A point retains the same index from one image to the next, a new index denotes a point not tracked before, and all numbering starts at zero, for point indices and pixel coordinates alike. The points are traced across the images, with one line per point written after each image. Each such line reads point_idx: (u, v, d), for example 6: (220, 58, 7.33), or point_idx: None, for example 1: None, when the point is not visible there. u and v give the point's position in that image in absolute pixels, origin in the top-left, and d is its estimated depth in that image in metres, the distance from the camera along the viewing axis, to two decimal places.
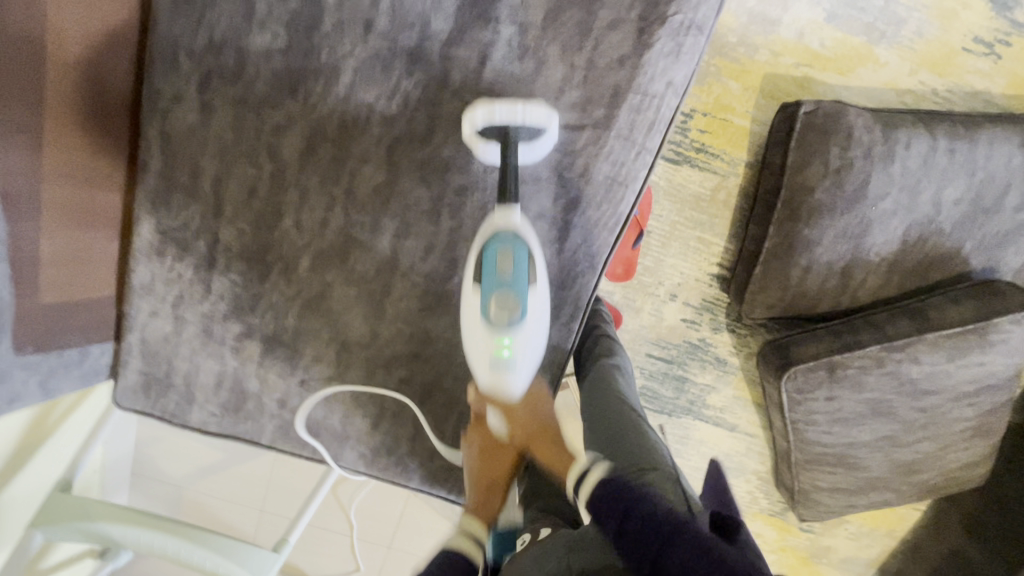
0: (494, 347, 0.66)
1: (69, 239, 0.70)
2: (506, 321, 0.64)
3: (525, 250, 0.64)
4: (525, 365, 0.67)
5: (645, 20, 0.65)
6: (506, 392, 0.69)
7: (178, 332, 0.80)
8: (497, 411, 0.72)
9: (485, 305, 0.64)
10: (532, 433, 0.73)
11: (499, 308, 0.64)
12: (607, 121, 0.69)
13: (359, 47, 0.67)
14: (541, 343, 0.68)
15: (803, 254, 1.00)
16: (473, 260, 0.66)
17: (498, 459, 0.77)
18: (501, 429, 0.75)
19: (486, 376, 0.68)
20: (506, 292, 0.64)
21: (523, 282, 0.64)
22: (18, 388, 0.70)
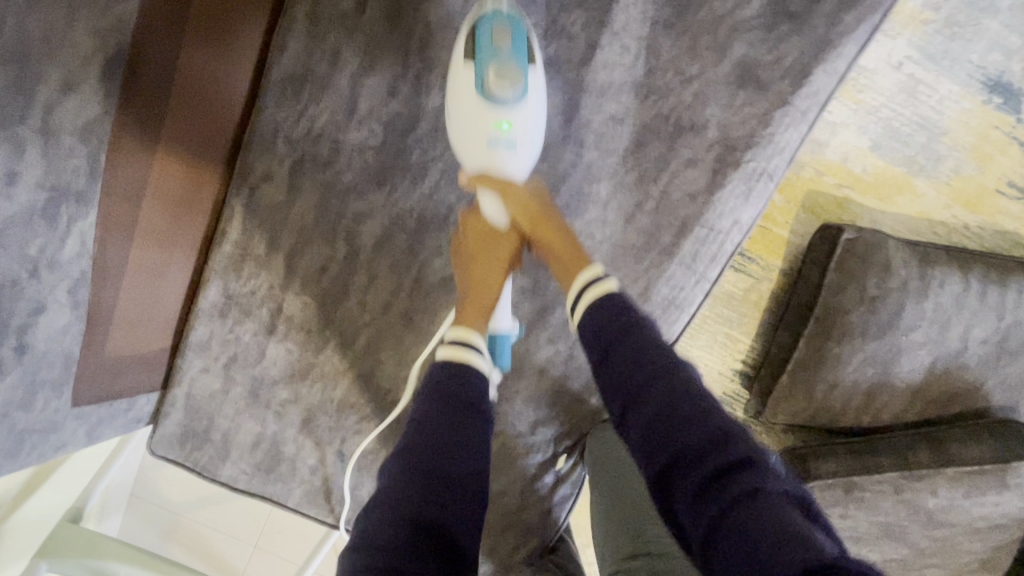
0: (492, 120, 0.61)
1: (138, 299, 0.72)
2: (508, 93, 0.60)
3: (524, 26, 0.61)
4: (524, 151, 0.64)
5: (720, 163, 0.69)
6: (502, 170, 0.64)
7: (226, 390, 0.81)
8: (491, 193, 0.64)
9: (482, 76, 0.59)
10: (536, 217, 0.66)
11: (499, 79, 0.59)
12: (672, 248, 0.72)
13: (448, 153, 0.70)
14: (542, 123, 0.64)
15: (829, 372, 1.04)
16: (465, 35, 0.62)
17: (493, 245, 0.68)
18: (500, 216, 0.66)
19: (479, 158, 0.63)
20: (505, 60, 0.59)
21: (522, 55, 0.61)
22: (67, 436, 0.71)
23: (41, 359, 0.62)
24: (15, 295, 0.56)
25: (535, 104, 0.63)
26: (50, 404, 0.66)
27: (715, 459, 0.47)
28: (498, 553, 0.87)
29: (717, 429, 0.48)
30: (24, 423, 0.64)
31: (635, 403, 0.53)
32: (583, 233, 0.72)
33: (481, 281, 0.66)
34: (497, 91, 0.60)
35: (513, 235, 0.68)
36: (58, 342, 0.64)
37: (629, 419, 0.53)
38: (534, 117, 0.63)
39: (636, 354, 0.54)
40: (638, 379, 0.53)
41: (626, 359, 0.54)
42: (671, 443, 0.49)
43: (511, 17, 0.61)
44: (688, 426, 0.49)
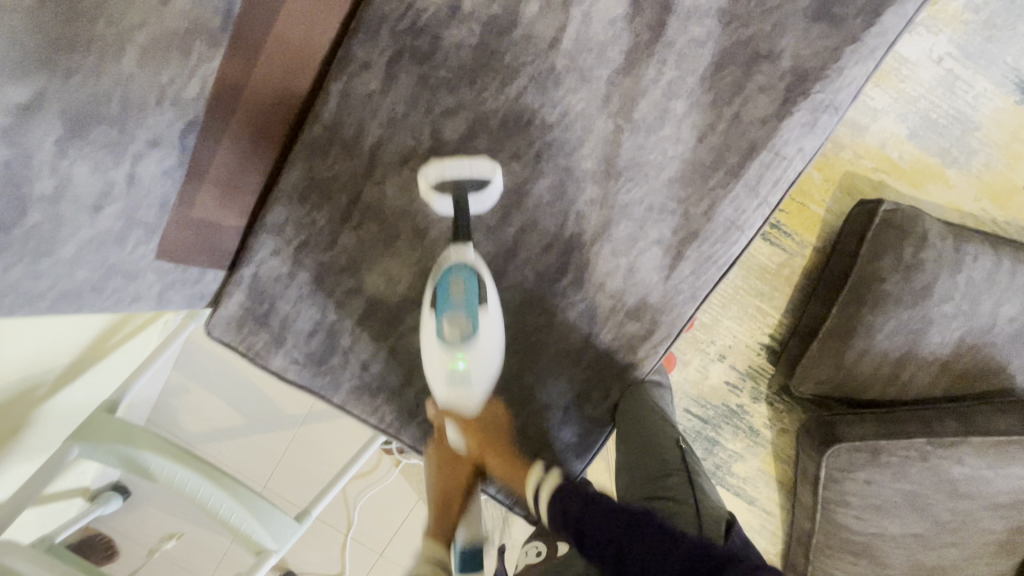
0: (449, 364, 0.74)
1: (229, 167, 0.75)
2: (461, 334, 0.73)
3: (479, 278, 0.73)
4: (481, 376, 0.76)
5: (791, 91, 0.74)
6: (464, 406, 0.78)
7: (291, 275, 0.83)
8: (453, 426, 0.81)
9: (455, 267, 0.73)
10: (487, 442, 0.83)
11: (451, 326, 0.73)
12: (739, 169, 0.76)
13: (539, 59, 0.75)
14: (495, 358, 0.76)
15: (861, 340, 1.07)
16: (431, 289, 0.76)
17: (453, 469, 0.86)
18: (458, 443, 0.83)
19: (444, 391, 0.76)
20: (458, 303, 0.73)
21: (475, 302, 0.73)
22: (142, 290, 0.74)
23: (143, 196, 0.66)
24: (139, 120, 0.60)
25: (486, 334, 0.74)
26: (137, 249, 0.69)
27: (706, 561, 0.61)
28: None
29: (700, 544, 0.63)
30: (114, 260, 0.67)
31: (619, 559, 0.65)
32: (656, 148, 0.77)
33: (444, 485, 0.87)
34: (452, 337, 0.73)
35: (468, 460, 0.85)
36: (159, 185, 0.67)
37: (620, 549, 0.66)
38: (487, 353, 0.75)
39: (602, 517, 0.70)
40: (613, 535, 0.67)
41: (596, 532, 0.69)
42: (659, 561, 0.62)
43: (469, 271, 0.73)
44: (675, 547, 0.63)
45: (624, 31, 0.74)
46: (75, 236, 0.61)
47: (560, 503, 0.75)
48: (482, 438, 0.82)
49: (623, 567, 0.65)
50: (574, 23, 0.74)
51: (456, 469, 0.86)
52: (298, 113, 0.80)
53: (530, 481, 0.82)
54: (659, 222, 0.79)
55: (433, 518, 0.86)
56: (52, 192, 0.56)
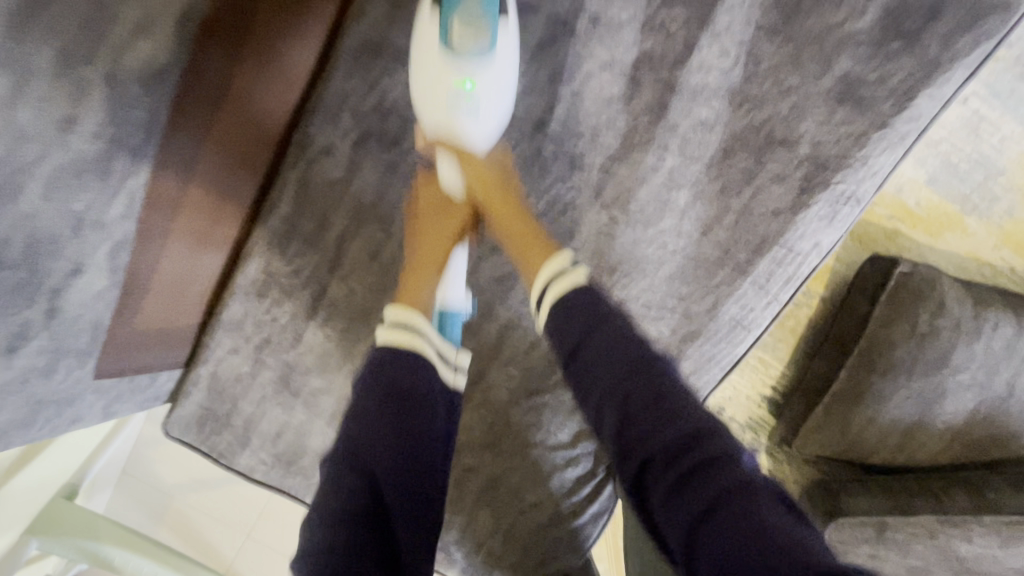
0: (454, 77, 0.60)
1: (178, 270, 0.67)
2: (472, 46, 0.59)
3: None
4: (489, 111, 0.62)
5: (808, 181, 0.65)
6: (449, 187, 0.65)
7: (254, 374, 0.76)
8: (448, 156, 0.64)
9: (447, 23, 0.59)
10: (495, 200, 0.64)
11: (463, 27, 0.59)
12: (747, 266, 0.68)
13: (523, 143, 0.67)
14: (507, 95, 0.63)
15: (869, 407, 1.01)
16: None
17: (443, 215, 0.66)
18: (456, 185, 0.65)
19: (432, 114, 0.62)
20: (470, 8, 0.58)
21: (494, 22, 0.59)
22: (83, 410, 0.66)
23: (69, 325, 0.57)
24: (54, 253, 0.51)
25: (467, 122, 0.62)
26: (71, 375, 0.61)
27: (688, 458, 0.48)
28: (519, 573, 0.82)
29: (695, 423, 0.49)
30: (42, 393, 0.59)
31: (615, 398, 0.51)
32: (656, 241, 0.68)
33: (429, 251, 0.65)
34: (461, 44, 0.60)
35: (469, 212, 0.66)
36: (90, 308, 0.59)
37: (606, 414, 0.51)
38: (498, 77, 0.61)
39: (616, 334, 0.52)
40: (615, 346, 0.52)
41: (609, 347, 0.52)
42: (645, 441, 0.49)
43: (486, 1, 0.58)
44: (670, 425, 0.49)
45: (620, 113, 0.65)
46: None
47: (560, 310, 0.54)
48: (487, 190, 0.63)
49: (617, 409, 0.51)
50: (563, 106, 0.65)
51: (439, 229, 0.65)
52: (251, 203, 0.70)
53: (547, 266, 0.57)
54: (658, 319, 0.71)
55: (420, 246, 0.65)
56: None
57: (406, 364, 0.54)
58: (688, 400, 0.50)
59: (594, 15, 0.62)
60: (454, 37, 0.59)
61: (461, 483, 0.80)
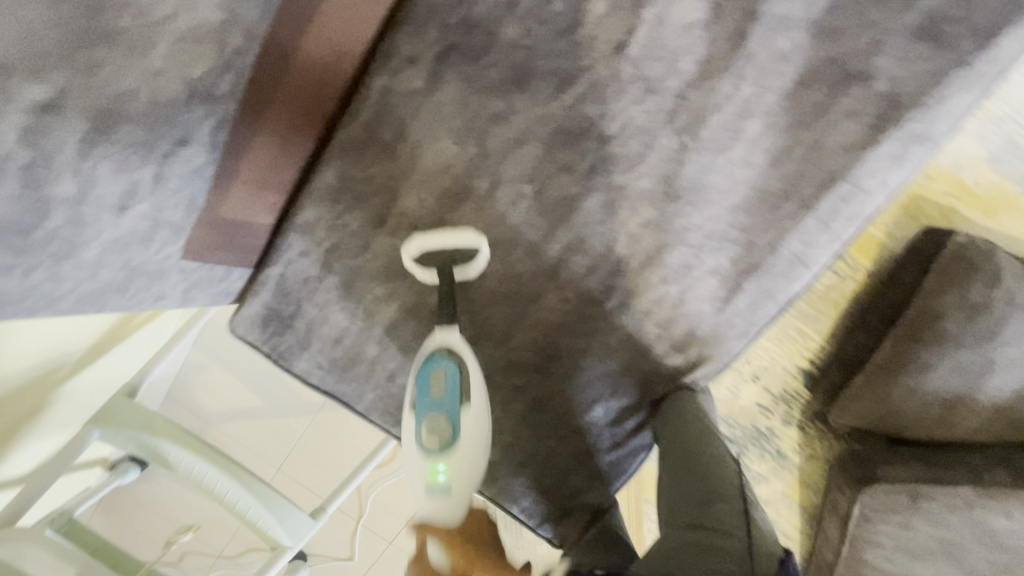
0: (429, 468, 0.69)
1: (265, 166, 0.70)
2: (438, 445, 0.69)
3: (459, 373, 0.70)
4: (461, 488, 0.69)
5: (882, 118, 0.66)
6: (444, 519, 0.69)
7: (320, 278, 0.79)
8: (435, 545, 0.66)
9: (418, 428, 0.70)
10: (471, 559, 0.64)
11: (439, 380, 0.70)
12: (811, 201, 0.70)
13: (602, 64, 0.68)
14: (479, 464, 0.70)
15: (910, 378, 1.00)
16: (410, 388, 0.72)
17: None
18: (443, 567, 0.66)
19: (425, 504, 0.70)
20: (435, 413, 0.69)
21: (455, 395, 0.69)
22: (166, 290, 0.70)
23: (170, 197, 0.61)
24: (167, 119, 0.55)
25: (470, 439, 0.69)
26: (162, 251, 0.65)
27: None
28: (555, 495, 0.84)
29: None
30: (137, 261, 0.63)
31: None
32: (723, 171, 0.70)
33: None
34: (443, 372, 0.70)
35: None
36: (187, 185, 0.62)
37: None
38: (474, 434, 0.70)
39: None
40: None
41: None
42: None
43: (449, 368, 0.70)
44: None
45: (699, 39, 0.66)
46: (99, 239, 0.57)
47: None
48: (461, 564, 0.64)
49: None
50: (645, 27, 0.66)
51: None
52: (340, 109, 0.72)
53: None
54: (718, 250, 0.73)
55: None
56: (75, 195, 0.52)
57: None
58: None
59: None
60: (427, 442, 0.69)
61: (508, 403, 0.83)
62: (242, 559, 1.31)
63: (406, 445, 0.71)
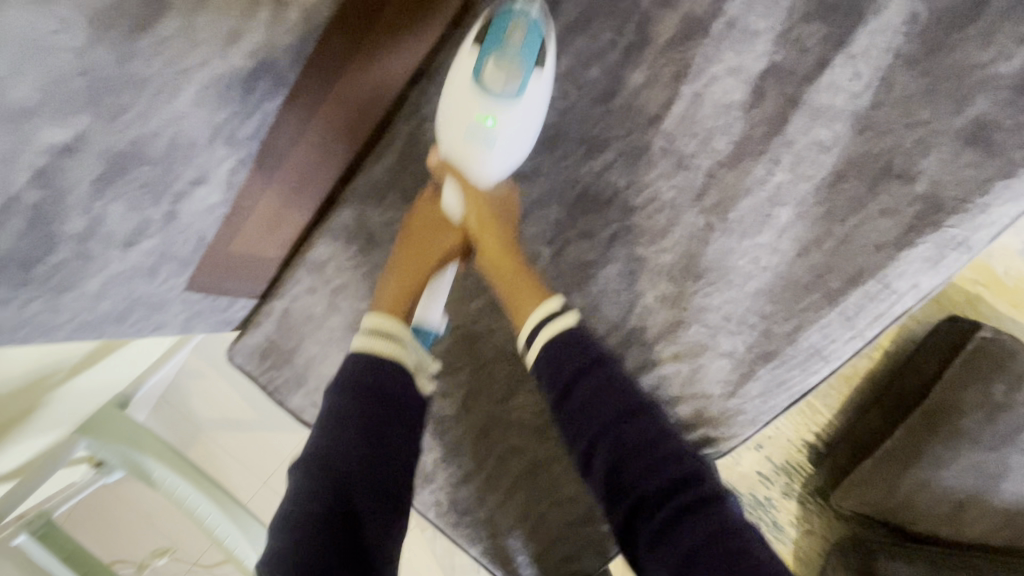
0: (477, 113, 0.63)
1: (280, 202, 0.69)
2: (500, 87, 0.62)
3: (542, 30, 0.62)
4: (501, 154, 0.65)
5: (920, 219, 0.63)
6: (473, 166, 0.66)
7: (325, 316, 0.77)
8: (453, 184, 0.67)
9: (481, 63, 0.62)
10: (489, 221, 0.68)
11: (496, 70, 0.62)
12: (837, 295, 0.67)
13: (634, 135, 0.67)
14: (533, 128, 0.66)
15: (922, 470, 0.97)
16: (480, 23, 0.64)
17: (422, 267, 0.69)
18: (456, 211, 0.69)
19: (457, 145, 0.65)
20: (505, 55, 0.62)
21: (531, 57, 0.62)
22: (167, 318, 0.69)
23: (180, 233, 0.60)
24: (187, 158, 0.54)
25: (531, 110, 0.64)
26: (169, 282, 0.64)
27: (653, 479, 0.62)
28: (543, 560, 0.82)
29: (672, 456, 0.63)
30: (140, 292, 0.62)
31: (603, 436, 0.63)
32: (748, 255, 0.68)
33: (395, 298, 0.66)
34: (493, 81, 0.63)
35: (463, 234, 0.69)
36: (200, 221, 0.61)
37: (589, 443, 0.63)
38: (522, 122, 0.64)
39: (598, 387, 0.63)
40: (606, 398, 0.63)
41: (587, 407, 0.63)
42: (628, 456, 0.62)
43: (534, 23, 0.62)
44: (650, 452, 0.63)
45: (736, 120, 0.65)
46: (103, 272, 0.56)
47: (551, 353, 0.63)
48: (484, 214, 0.66)
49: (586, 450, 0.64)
50: (681, 104, 0.65)
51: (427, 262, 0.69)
52: (359, 150, 0.72)
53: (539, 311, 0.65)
54: (735, 333, 0.70)
55: (389, 289, 0.67)
56: (83, 230, 0.51)
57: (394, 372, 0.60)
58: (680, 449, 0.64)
59: (730, 20, 0.63)
60: (490, 70, 0.62)
61: (501, 464, 0.79)
62: None
63: (456, 87, 0.64)
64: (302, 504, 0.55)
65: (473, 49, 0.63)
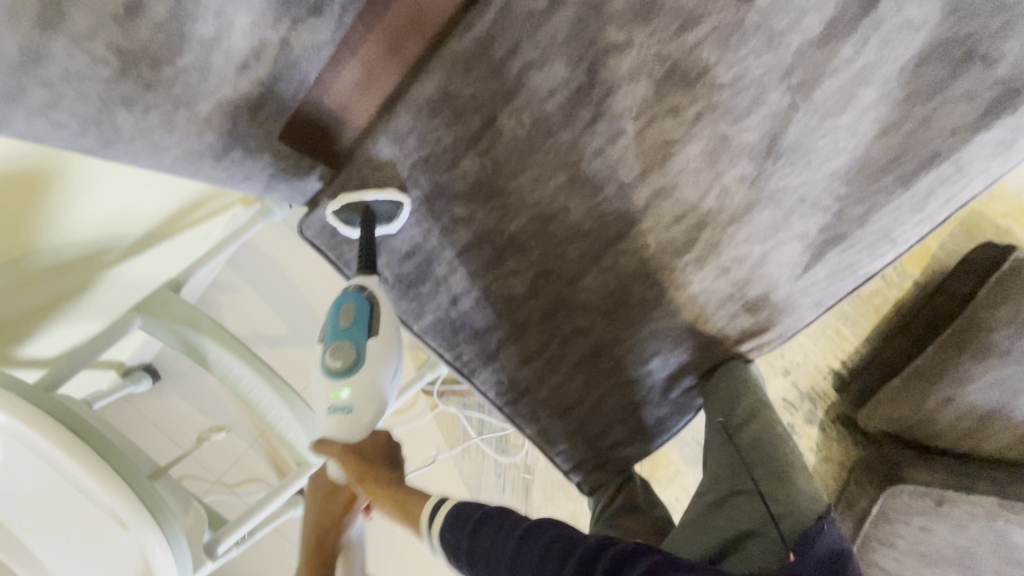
0: (333, 390, 0.72)
1: (376, 60, 0.70)
2: (340, 367, 0.72)
3: (370, 306, 0.73)
4: (362, 410, 0.72)
5: (998, 102, 0.66)
6: (344, 437, 0.72)
7: (402, 189, 0.78)
8: (335, 464, 0.72)
9: (322, 358, 0.73)
10: (368, 474, 0.69)
11: (344, 314, 0.73)
12: (911, 178, 0.70)
13: None
14: (379, 397, 0.73)
15: (947, 386, 1.02)
16: (324, 320, 0.75)
17: (330, 502, 0.73)
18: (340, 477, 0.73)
19: (325, 419, 0.73)
20: (342, 339, 0.72)
21: (362, 328, 0.73)
22: (255, 171, 0.69)
23: (287, 68, 0.60)
24: None
25: (376, 368, 0.73)
26: (267, 126, 0.65)
27: None
28: (599, 443, 0.86)
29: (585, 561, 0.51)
30: (241, 131, 0.62)
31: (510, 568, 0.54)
32: (829, 136, 0.70)
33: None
34: (334, 363, 0.72)
35: (350, 493, 0.72)
36: (307, 61, 0.61)
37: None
38: (370, 381, 0.72)
39: (497, 526, 0.57)
40: (490, 534, 0.57)
41: (489, 548, 0.56)
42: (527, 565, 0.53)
43: (359, 302, 0.73)
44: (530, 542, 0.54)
45: None
46: (215, 94, 0.56)
47: (454, 515, 0.60)
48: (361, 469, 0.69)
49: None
50: None
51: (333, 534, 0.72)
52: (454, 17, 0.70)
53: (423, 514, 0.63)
54: (808, 216, 0.73)
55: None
56: (209, 38, 0.52)
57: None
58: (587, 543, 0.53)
59: None
60: (331, 366, 0.72)
61: (568, 344, 0.83)
62: (242, 487, 1.38)
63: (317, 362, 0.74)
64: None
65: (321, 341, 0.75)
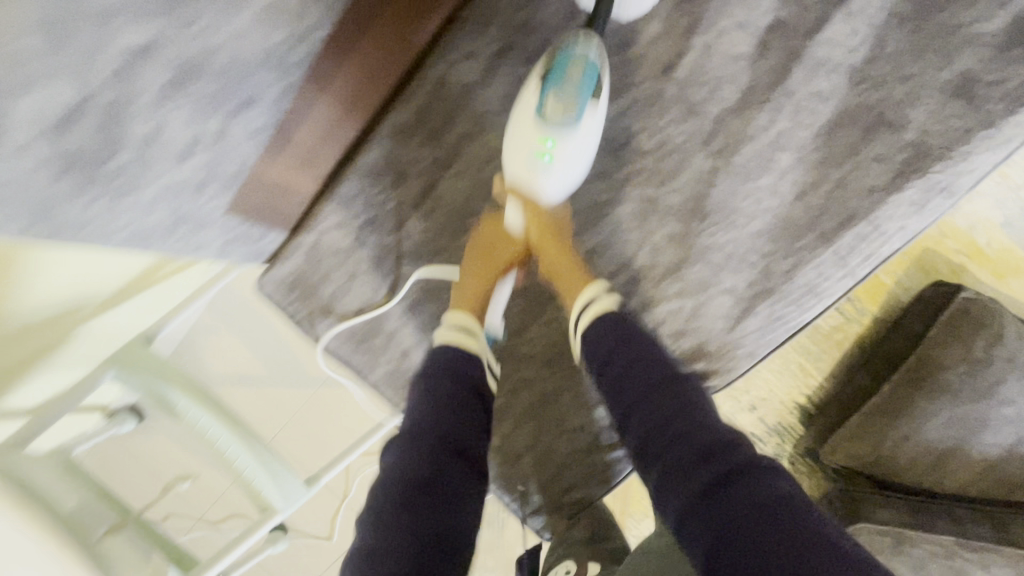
0: (539, 143, 0.68)
1: (317, 137, 0.73)
2: (560, 118, 0.67)
3: (598, 70, 0.67)
4: (560, 172, 0.69)
5: (908, 166, 0.69)
6: (536, 188, 0.71)
7: (353, 249, 0.82)
8: (515, 205, 0.72)
9: (543, 99, 0.67)
10: (547, 238, 0.74)
11: (556, 105, 0.66)
12: (831, 236, 0.72)
13: (648, 83, 0.73)
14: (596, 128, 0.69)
15: (906, 424, 1.03)
16: (538, 71, 0.68)
17: (498, 253, 0.76)
18: (517, 226, 0.74)
19: (518, 162, 0.70)
20: (563, 93, 0.66)
21: (587, 93, 0.67)
22: (207, 239, 0.73)
23: (229, 152, 0.65)
24: (242, 78, 0.59)
25: (586, 131, 0.68)
26: (215, 200, 0.69)
27: (716, 463, 0.55)
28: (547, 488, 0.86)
29: (737, 460, 0.56)
30: (187, 209, 0.67)
31: (634, 409, 0.62)
32: (750, 197, 0.73)
33: (479, 277, 0.75)
34: (553, 116, 0.67)
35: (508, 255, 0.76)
36: (246, 142, 0.66)
37: (632, 432, 0.62)
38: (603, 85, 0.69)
39: (636, 361, 0.64)
40: (637, 360, 0.64)
41: (633, 363, 0.64)
42: (665, 442, 0.59)
43: (589, 64, 0.66)
44: (701, 458, 0.56)
45: (742, 71, 0.71)
46: (157, 181, 0.61)
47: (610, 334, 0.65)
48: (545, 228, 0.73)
49: (638, 447, 0.62)
50: (691, 57, 0.71)
51: (492, 255, 0.76)
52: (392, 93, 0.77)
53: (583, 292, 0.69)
54: (737, 270, 0.76)
55: (466, 288, 0.74)
56: (147, 135, 0.56)
57: (463, 357, 0.65)
58: (710, 420, 0.60)
59: None
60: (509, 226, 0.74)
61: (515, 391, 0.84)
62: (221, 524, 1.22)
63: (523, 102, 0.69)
64: (413, 424, 0.62)
65: (532, 86, 0.69)
